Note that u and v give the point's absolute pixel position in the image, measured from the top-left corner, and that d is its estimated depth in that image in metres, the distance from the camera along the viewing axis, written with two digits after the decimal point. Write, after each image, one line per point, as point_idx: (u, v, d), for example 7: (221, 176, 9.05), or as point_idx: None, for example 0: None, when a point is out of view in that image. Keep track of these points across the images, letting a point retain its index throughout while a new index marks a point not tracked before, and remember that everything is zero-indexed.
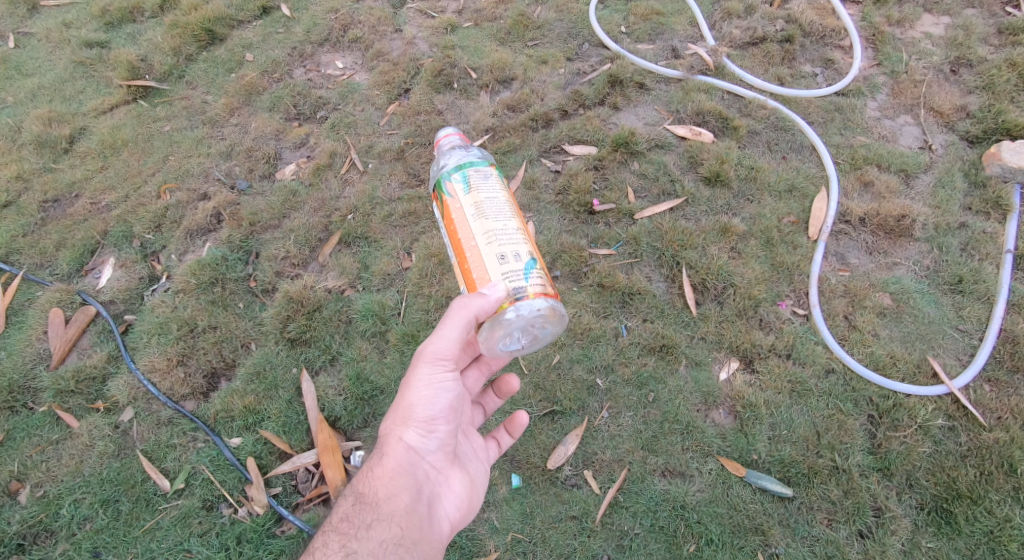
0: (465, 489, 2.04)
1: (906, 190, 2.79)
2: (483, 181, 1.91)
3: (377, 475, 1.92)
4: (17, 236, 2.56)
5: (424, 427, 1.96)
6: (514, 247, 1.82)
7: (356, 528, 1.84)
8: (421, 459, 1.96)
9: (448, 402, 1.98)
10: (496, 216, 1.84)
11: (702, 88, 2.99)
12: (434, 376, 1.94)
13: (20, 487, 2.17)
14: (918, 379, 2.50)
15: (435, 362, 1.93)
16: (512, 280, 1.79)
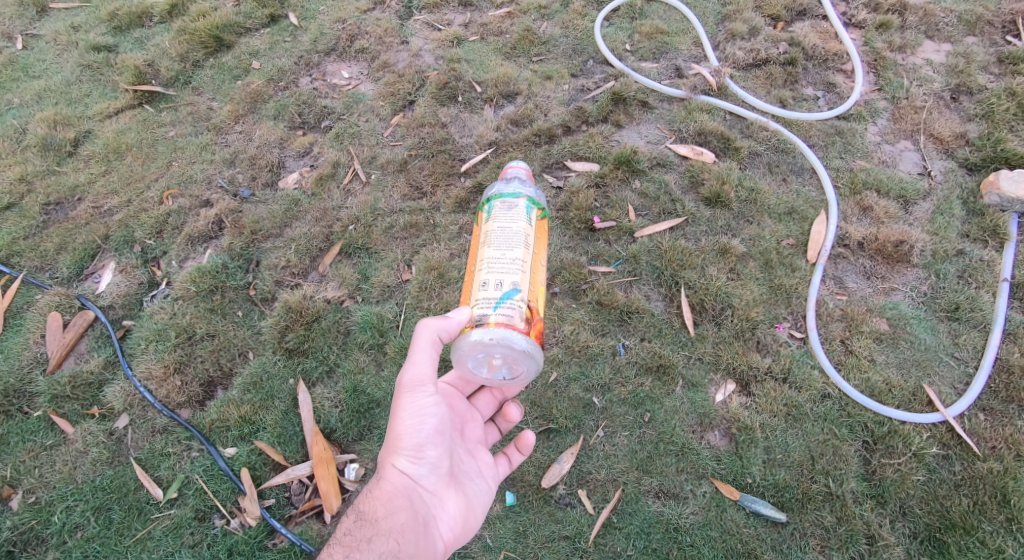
0: (462, 509, 2.04)
1: (905, 216, 2.81)
2: (506, 212, 2.13)
3: (371, 497, 1.93)
4: (19, 238, 2.57)
5: (413, 452, 1.96)
6: (500, 277, 2.01)
7: (356, 543, 1.84)
8: (416, 482, 1.96)
9: (437, 425, 1.99)
10: (500, 245, 2.07)
11: (704, 108, 3.01)
12: (419, 404, 1.98)
13: (12, 492, 2.21)
14: (913, 407, 2.51)
15: (416, 389, 1.98)
16: (481, 307, 1.98)
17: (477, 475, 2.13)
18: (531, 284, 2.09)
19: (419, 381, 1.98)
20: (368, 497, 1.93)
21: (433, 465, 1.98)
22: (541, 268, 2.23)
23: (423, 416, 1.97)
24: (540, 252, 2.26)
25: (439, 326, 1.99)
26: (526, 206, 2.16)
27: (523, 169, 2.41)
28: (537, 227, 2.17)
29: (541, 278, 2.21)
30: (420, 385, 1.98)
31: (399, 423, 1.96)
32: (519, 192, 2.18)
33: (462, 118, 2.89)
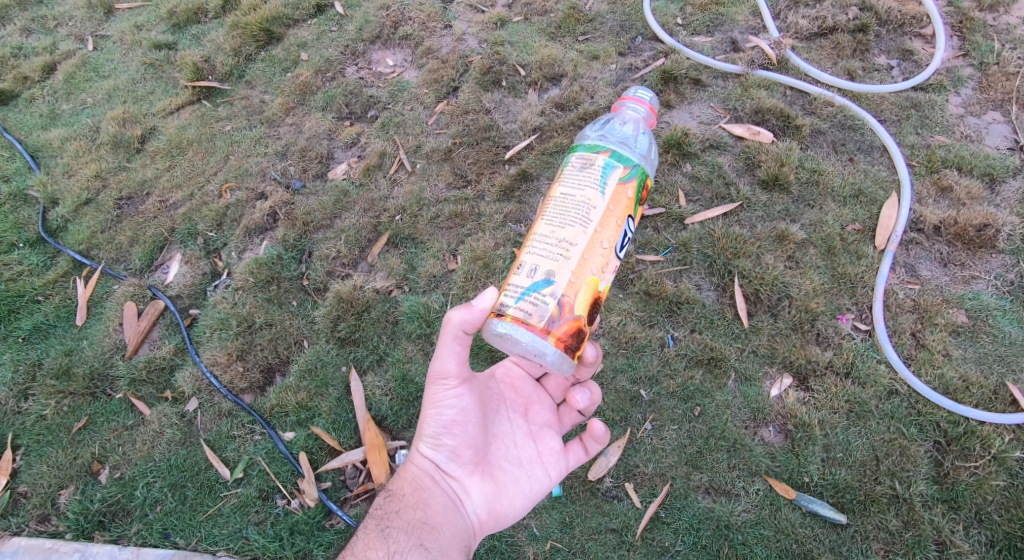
0: (497, 490, 2.00)
1: (990, 197, 2.64)
2: (577, 173, 1.81)
3: (401, 476, 2.01)
4: (97, 232, 2.81)
5: (434, 439, 1.97)
6: (538, 260, 1.75)
7: (387, 516, 1.95)
8: (440, 466, 1.99)
9: (459, 413, 1.94)
10: (553, 216, 1.78)
11: (762, 84, 2.92)
12: (439, 396, 1.93)
13: (100, 467, 2.42)
14: (994, 406, 2.36)
15: (434, 384, 1.93)
16: (509, 296, 1.75)
17: (519, 460, 2.04)
18: (579, 277, 1.73)
19: (436, 376, 1.91)
20: (399, 477, 2.02)
21: (455, 450, 1.97)
22: (608, 248, 1.77)
23: (445, 405, 1.93)
24: (612, 228, 1.78)
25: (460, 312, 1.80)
26: (605, 164, 1.79)
27: (645, 110, 2.03)
28: (619, 194, 1.79)
29: (593, 268, 1.74)
30: (436, 379, 1.92)
31: (423, 414, 1.97)
32: (593, 141, 1.83)
33: (506, 103, 2.92)
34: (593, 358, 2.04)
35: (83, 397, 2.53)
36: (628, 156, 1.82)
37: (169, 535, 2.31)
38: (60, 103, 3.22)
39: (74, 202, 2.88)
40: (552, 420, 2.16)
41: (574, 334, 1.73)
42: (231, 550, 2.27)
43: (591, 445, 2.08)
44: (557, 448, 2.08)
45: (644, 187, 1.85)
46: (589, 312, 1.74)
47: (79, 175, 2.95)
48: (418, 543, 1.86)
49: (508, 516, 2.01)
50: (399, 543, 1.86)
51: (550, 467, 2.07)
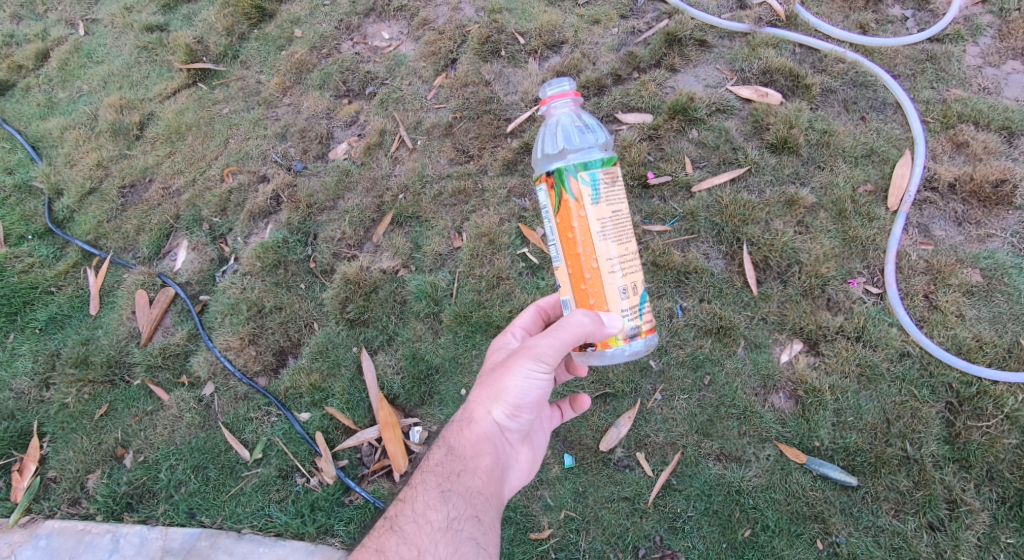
0: (528, 461, 2.08)
1: (1008, 150, 2.57)
2: (610, 189, 1.78)
3: (467, 436, 1.92)
4: (104, 221, 2.83)
5: (513, 410, 1.93)
6: (635, 277, 1.80)
7: (447, 476, 1.89)
8: (504, 434, 1.96)
9: (540, 392, 1.93)
10: (622, 236, 1.78)
11: (770, 43, 2.84)
12: (533, 373, 1.88)
13: (124, 452, 2.48)
14: (1007, 365, 2.34)
15: (533, 359, 1.86)
16: (630, 314, 1.79)
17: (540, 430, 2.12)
18: None
19: (541, 356, 1.83)
20: (462, 434, 1.93)
21: (523, 423, 1.98)
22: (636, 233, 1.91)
23: (535, 383, 1.89)
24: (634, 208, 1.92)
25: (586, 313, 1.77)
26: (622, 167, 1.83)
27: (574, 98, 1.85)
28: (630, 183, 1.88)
29: None
30: (539, 359, 1.84)
31: (510, 382, 1.90)
32: (611, 154, 1.79)
33: (507, 74, 2.89)
34: None
35: (103, 385, 2.58)
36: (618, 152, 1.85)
37: (195, 515, 2.38)
38: (56, 91, 3.20)
39: (78, 192, 2.89)
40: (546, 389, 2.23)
41: None
42: (254, 528, 2.34)
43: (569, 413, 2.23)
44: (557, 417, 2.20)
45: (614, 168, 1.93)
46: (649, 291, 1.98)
47: (80, 165, 2.95)
48: (475, 515, 1.83)
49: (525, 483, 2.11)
50: (458, 510, 1.83)
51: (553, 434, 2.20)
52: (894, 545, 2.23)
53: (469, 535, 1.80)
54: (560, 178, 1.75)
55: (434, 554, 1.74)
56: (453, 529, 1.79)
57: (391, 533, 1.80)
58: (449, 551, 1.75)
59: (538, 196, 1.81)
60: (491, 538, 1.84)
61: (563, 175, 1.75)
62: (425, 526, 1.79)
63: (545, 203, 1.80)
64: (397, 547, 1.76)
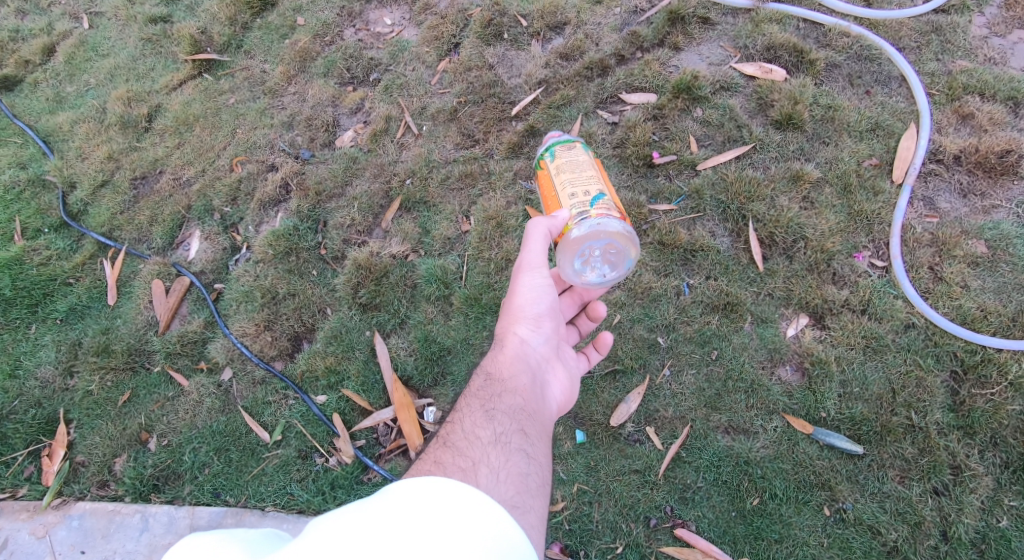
0: (567, 384, 2.16)
1: (1013, 121, 2.58)
2: (568, 147, 2.16)
3: (501, 360, 2.05)
4: (117, 213, 2.88)
5: (531, 326, 2.12)
6: (586, 186, 2.04)
7: (488, 398, 1.94)
8: (533, 353, 2.10)
9: (550, 304, 2.16)
10: (578, 168, 2.10)
11: (774, 18, 2.85)
12: (535, 285, 2.12)
13: (148, 436, 2.56)
14: (1012, 333, 2.38)
15: (533, 271, 2.11)
16: (578, 206, 2.01)
17: (572, 360, 2.24)
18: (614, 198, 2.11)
19: (536, 263, 2.09)
20: (497, 362, 2.05)
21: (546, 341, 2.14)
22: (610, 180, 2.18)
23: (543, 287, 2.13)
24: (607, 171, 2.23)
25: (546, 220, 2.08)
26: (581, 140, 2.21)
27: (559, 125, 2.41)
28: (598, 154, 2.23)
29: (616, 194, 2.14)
30: (536, 268, 2.10)
31: (520, 298, 2.12)
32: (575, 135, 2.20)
33: (509, 57, 2.90)
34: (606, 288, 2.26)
35: (125, 372, 2.65)
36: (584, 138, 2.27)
37: (219, 495, 2.46)
38: (63, 85, 3.22)
39: (91, 185, 2.94)
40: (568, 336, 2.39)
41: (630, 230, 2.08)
42: (278, 505, 2.41)
43: (595, 353, 2.36)
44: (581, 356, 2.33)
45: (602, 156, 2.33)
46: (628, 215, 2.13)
47: (92, 158, 3.00)
48: (520, 429, 1.87)
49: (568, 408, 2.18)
50: (503, 426, 1.86)
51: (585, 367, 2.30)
52: (900, 510, 2.28)
53: (518, 447, 1.81)
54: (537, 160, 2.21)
55: (489, 465, 1.70)
56: (502, 442, 1.80)
57: (445, 449, 1.77)
58: (502, 464, 1.72)
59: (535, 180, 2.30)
60: (538, 451, 1.86)
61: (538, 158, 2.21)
62: (476, 443, 1.78)
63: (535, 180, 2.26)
64: (453, 459, 1.71)
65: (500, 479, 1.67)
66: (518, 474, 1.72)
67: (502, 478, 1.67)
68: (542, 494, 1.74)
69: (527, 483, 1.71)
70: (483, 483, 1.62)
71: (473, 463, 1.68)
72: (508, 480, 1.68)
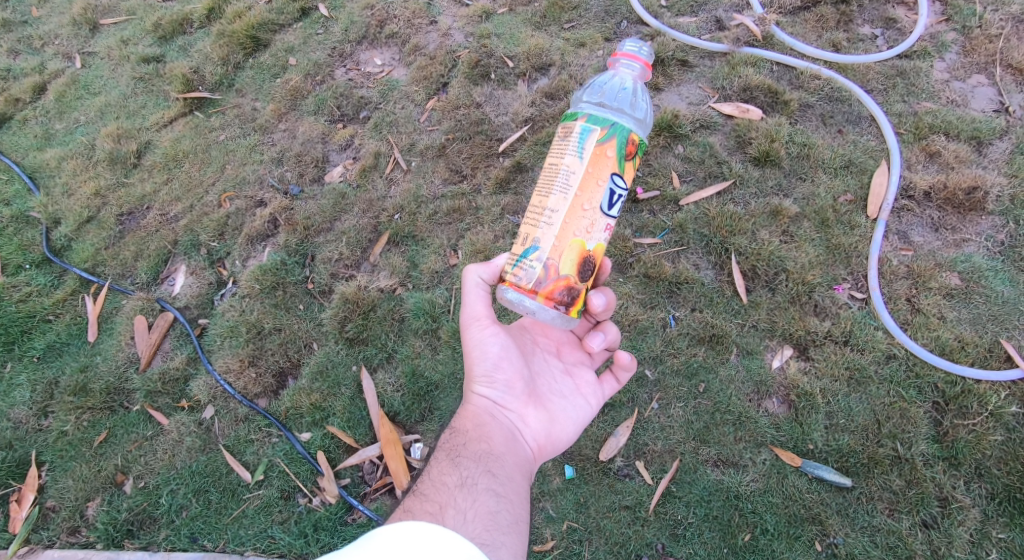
0: (545, 424, 2.06)
1: (978, 159, 2.69)
2: (562, 140, 1.89)
3: (464, 415, 2.04)
4: (102, 249, 2.86)
5: (486, 379, 2.05)
6: (526, 229, 1.90)
7: (454, 447, 1.96)
8: (496, 403, 2.04)
9: (501, 354, 2.06)
10: (542, 187, 1.89)
11: (749, 61, 2.96)
12: (479, 342, 2.06)
13: (124, 478, 2.48)
14: (989, 363, 2.43)
15: (474, 328, 2.06)
16: (509, 257, 1.93)
17: (562, 392, 2.13)
18: (562, 241, 1.85)
19: (475, 319, 2.05)
20: (460, 416, 2.05)
21: (508, 387, 2.05)
22: (585, 210, 1.85)
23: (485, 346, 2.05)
24: (595, 190, 1.84)
25: (480, 270, 2.05)
26: (582, 129, 1.85)
27: (640, 61, 1.98)
28: (599, 159, 1.84)
29: (577, 230, 1.85)
30: (475, 323, 2.05)
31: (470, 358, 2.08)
32: (574, 110, 1.87)
33: (497, 96, 2.98)
34: (601, 309, 2.02)
35: (102, 411, 2.59)
36: (605, 118, 1.85)
37: (197, 539, 2.39)
38: (53, 123, 3.24)
39: (76, 221, 2.92)
40: (587, 359, 2.24)
41: (563, 291, 1.87)
42: (258, 550, 2.35)
43: (622, 374, 2.20)
44: (593, 380, 2.19)
45: (629, 143, 1.86)
46: (577, 271, 1.87)
47: (78, 194, 2.99)
48: (487, 470, 1.89)
49: (561, 443, 2.09)
50: (469, 470, 1.88)
51: (590, 396, 2.17)
52: (890, 544, 2.28)
53: (485, 487, 1.84)
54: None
55: (457, 507, 1.75)
56: (468, 485, 1.83)
57: (413, 497, 1.80)
58: (470, 505, 1.77)
59: None
60: (509, 489, 1.88)
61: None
62: (442, 487, 1.82)
63: None
64: (421, 505, 1.75)
65: (468, 520, 1.72)
66: (488, 514, 1.77)
67: (471, 517, 1.73)
68: (516, 531, 1.79)
69: (497, 521, 1.76)
70: (451, 524, 1.68)
71: (440, 507, 1.73)
72: (477, 519, 1.73)
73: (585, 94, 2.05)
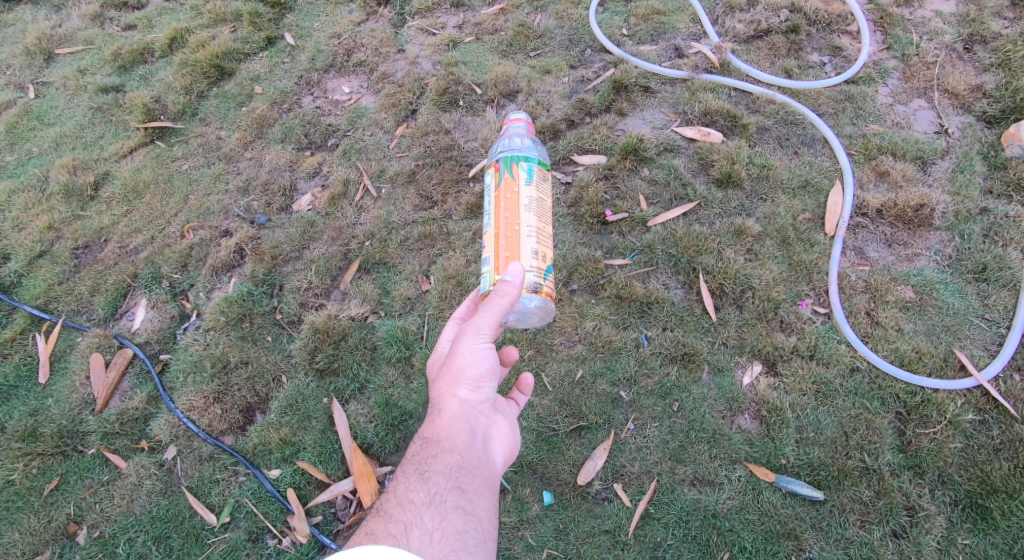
0: (511, 432, 2.06)
1: (923, 178, 2.84)
2: (541, 182, 2.20)
3: (439, 423, 1.93)
4: (55, 284, 2.75)
5: (475, 384, 1.98)
6: (545, 250, 2.13)
7: (424, 460, 1.87)
8: (475, 409, 1.99)
9: (495, 362, 2.01)
10: (542, 217, 2.15)
11: (708, 87, 3.08)
12: (479, 346, 1.97)
13: (77, 528, 2.33)
14: (946, 373, 2.52)
15: (478, 333, 1.96)
16: (535, 273, 2.08)
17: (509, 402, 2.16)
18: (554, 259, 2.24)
19: (486, 329, 1.94)
20: (433, 423, 1.93)
21: (488, 393, 2.02)
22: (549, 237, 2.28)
23: (485, 352, 1.98)
24: None
25: (512, 283, 1.97)
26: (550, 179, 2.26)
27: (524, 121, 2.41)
28: None
29: None
30: (485, 331, 1.95)
31: (462, 360, 1.97)
32: (546, 159, 2.23)
33: (465, 122, 3.02)
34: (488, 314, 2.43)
35: (54, 457, 2.44)
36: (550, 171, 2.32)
37: None
38: (4, 154, 3.13)
39: (27, 256, 2.81)
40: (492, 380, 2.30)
41: None
42: None
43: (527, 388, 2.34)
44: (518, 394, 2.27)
45: None
46: None
47: (30, 228, 2.88)
48: (457, 486, 1.81)
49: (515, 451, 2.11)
50: (439, 486, 1.80)
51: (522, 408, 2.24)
52: (864, 555, 2.30)
53: (454, 505, 1.77)
54: (506, 163, 2.15)
55: (423, 527, 1.70)
56: (436, 503, 1.76)
57: (377, 519, 1.74)
58: (437, 525, 1.71)
59: (487, 179, 2.22)
60: (479, 506, 1.81)
61: (509, 162, 2.16)
62: (409, 506, 1.75)
63: (490, 184, 2.20)
64: (384, 527, 1.70)
65: (434, 541, 1.68)
66: (455, 534, 1.71)
67: (436, 538, 1.68)
68: (484, 550, 1.73)
69: (464, 541, 1.70)
70: (414, 548, 1.65)
71: (404, 529, 1.69)
72: (443, 540, 1.68)
73: (500, 150, 2.29)
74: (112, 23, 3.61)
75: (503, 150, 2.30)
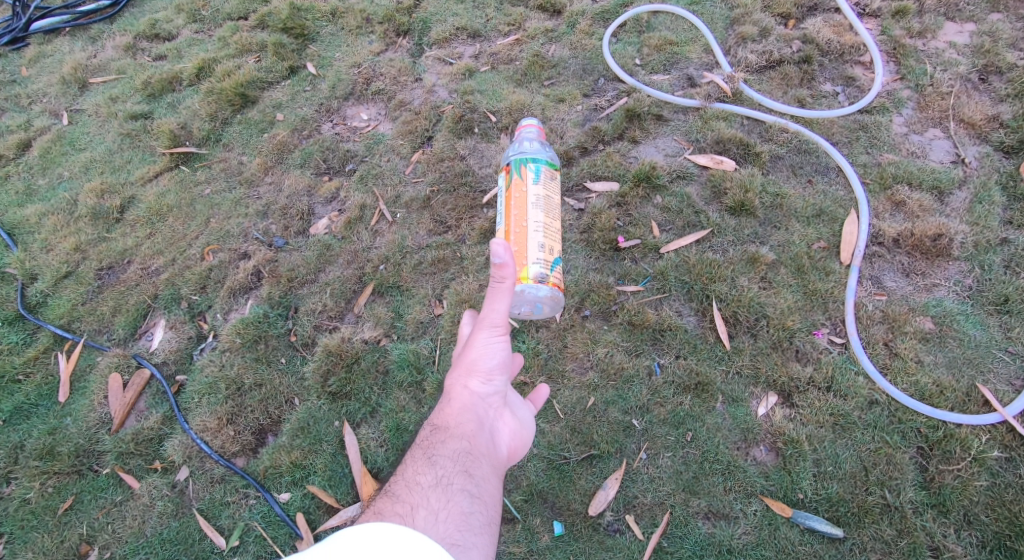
0: (520, 429, 2.05)
1: (940, 208, 2.81)
2: (550, 182, 2.21)
3: (448, 413, 1.95)
4: (78, 304, 2.82)
5: (485, 378, 2.00)
6: (552, 244, 2.16)
7: (434, 444, 1.88)
8: (485, 402, 2.00)
9: (503, 352, 2.03)
10: (550, 215, 2.18)
11: (720, 116, 3.11)
12: (490, 342, 2.00)
13: (89, 548, 2.35)
14: (969, 408, 2.45)
15: (488, 324, 1.99)
16: (541, 264, 2.11)
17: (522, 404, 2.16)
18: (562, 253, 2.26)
19: (498, 323, 1.96)
20: (444, 413, 1.95)
21: (499, 386, 2.03)
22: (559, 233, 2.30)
23: (494, 339, 2.00)
24: None
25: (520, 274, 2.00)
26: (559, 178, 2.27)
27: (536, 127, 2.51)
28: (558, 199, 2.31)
29: None
30: (494, 321, 1.98)
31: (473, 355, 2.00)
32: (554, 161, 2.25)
33: (480, 149, 3.08)
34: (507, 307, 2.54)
35: (69, 476, 2.47)
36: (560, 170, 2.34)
37: None
38: (36, 178, 3.24)
39: (54, 276, 2.89)
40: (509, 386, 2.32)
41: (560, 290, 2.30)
42: None
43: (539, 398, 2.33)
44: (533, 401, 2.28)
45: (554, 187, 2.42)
46: None
47: (58, 249, 2.97)
48: (464, 471, 1.81)
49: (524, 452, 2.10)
50: (446, 469, 1.80)
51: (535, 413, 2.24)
52: None
53: (460, 488, 1.76)
54: (516, 165, 2.19)
55: (428, 507, 1.67)
56: (442, 485, 1.75)
57: (385, 498, 1.74)
58: (443, 505, 1.69)
59: (499, 179, 2.26)
60: (484, 490, 1.80)
61: (518, 165, 2.20)
62: (416, 487, 1.74)
63: (500, 185, 2.25)
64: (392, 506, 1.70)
65: (439, 519, 1.65)
66: (459, 513, 1.69)
67: (441, 516, 1.66)
68: (487, 534, 1.71)
69: (468, 521, 1.69)
70: (420, 526, 1.61)
71: (410, 507, 1.67)
72: (448, 519, 1.66)
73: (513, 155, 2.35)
74: (143, 53, 3.76)
75: (516, 154, 2.37)
